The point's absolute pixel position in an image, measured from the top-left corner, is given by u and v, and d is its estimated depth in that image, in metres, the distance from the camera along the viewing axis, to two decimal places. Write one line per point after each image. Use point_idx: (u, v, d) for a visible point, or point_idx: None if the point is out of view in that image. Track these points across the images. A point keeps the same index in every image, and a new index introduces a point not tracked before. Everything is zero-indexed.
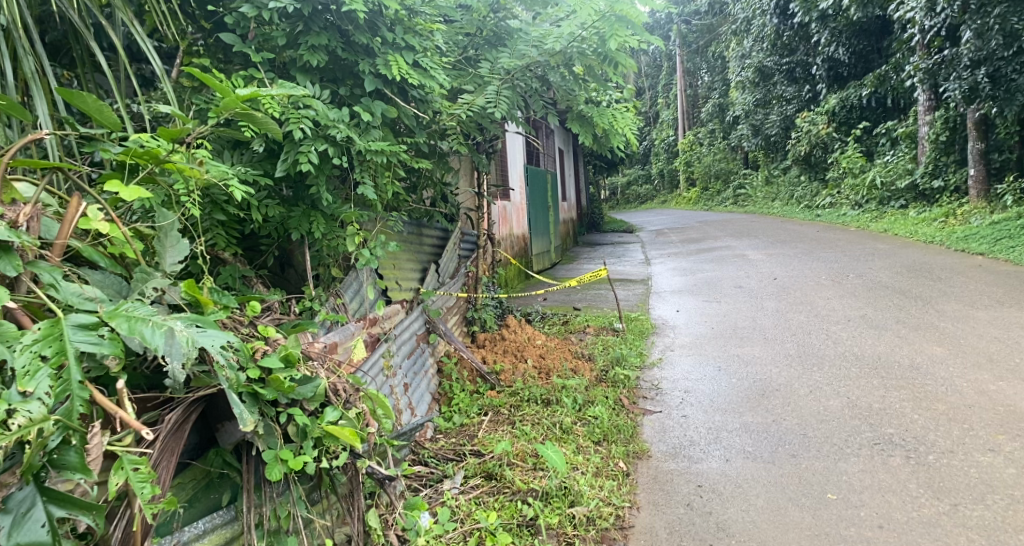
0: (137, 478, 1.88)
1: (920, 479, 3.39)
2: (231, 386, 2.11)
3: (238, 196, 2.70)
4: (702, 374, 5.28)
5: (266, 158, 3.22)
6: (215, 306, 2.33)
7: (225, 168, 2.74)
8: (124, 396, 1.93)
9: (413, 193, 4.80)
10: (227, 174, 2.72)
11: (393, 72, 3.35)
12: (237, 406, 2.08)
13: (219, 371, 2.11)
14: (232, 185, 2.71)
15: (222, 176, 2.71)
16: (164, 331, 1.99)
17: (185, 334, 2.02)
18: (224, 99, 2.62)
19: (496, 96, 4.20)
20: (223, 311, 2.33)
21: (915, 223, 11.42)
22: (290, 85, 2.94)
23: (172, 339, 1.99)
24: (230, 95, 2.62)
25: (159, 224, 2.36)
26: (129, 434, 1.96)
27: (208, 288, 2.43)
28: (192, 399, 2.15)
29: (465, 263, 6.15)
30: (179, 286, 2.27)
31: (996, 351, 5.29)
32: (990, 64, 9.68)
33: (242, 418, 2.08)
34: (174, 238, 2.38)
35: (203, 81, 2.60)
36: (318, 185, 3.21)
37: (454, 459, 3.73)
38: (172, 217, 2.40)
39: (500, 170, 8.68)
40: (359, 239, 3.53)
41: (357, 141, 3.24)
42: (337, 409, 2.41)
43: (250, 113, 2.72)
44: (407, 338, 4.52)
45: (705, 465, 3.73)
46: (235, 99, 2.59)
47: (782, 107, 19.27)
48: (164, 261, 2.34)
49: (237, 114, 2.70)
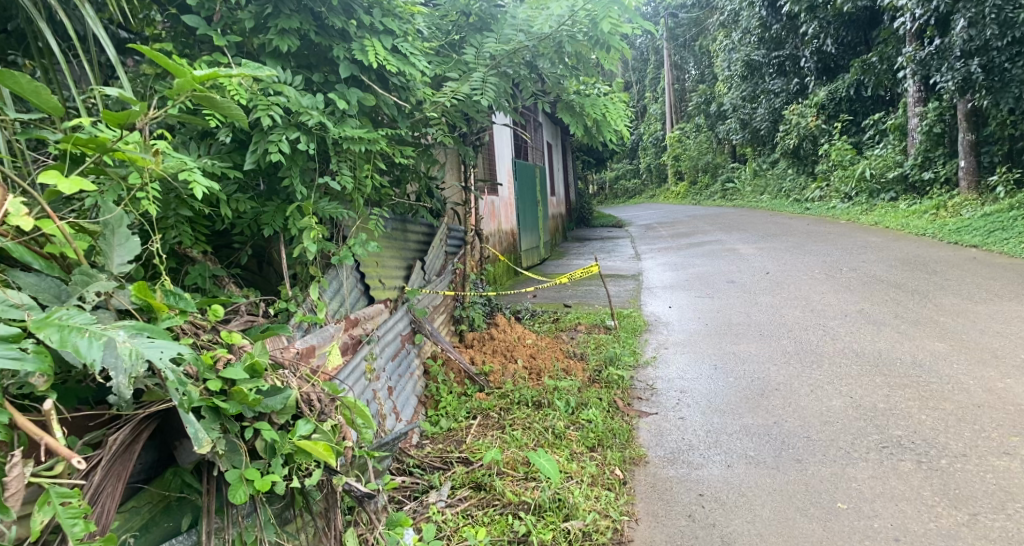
0: (67, 514, 1.71)
1: (934, 486, 3.22)
2: (186, 401, 1.90)
3: (201, 191, 2.48)
4: (697, 373, 5.10)
5: (234, 149, 2.99)
6: (170, 311, 2.12)
7: (187, 159, 2.52)
8: (53, 420, 1.73)
9: (397, 187, 4.58)
10: (189, 166, 2.50)
11: (371, 57, 3.14)
12: (193, 425, 1.87)
13: (174, 384, 1.89)
14: (194, 178, 2.49)
15: (182, 167, 2.48)
16: (103, 342, 1.79)
17: (129, 345, 1.82)
18: (178, 80, 2.37)
19: (482, 83, 4.00)
20: (178, 317, 2.12)
21: (906, 215, 11.31)
22: (255, 66, 2.75)
23: (114, 351, 1.79)
24: (187, 77, 2.37)
25: (104, 220, 2.14)
26: (60, 462, 1.75)
27: (164, 290, 2.21)
28: (143, 416, 1.96)
29: (452, 260, 5.93)
30: (129, 289, 2.06)
31: (1000, 346, 5.14)
32: (982, 54, 9.54)
33: (198, 439, 1.86)
34: (122, 236, 2.16)
35: (155, 59, 2.35)
36: (291, 177, 3.00)
37: (441, 468, 3.54)
38: (120, 212, 2.18)
39: (487, 164, 8.45)
40: (314, 233, 3.14)
41: (331, 128, 3.04)
42: (310, 422, 2.19)
43: (208, 96, 2.48)
44: (392, 339, 4.31)
45: (706, 471, 3.54)
46: (190, 80, 2.35)
47: (770, 101, 18.99)
48: (111, 261, 2.12)
49: (196, 97, 2.47)
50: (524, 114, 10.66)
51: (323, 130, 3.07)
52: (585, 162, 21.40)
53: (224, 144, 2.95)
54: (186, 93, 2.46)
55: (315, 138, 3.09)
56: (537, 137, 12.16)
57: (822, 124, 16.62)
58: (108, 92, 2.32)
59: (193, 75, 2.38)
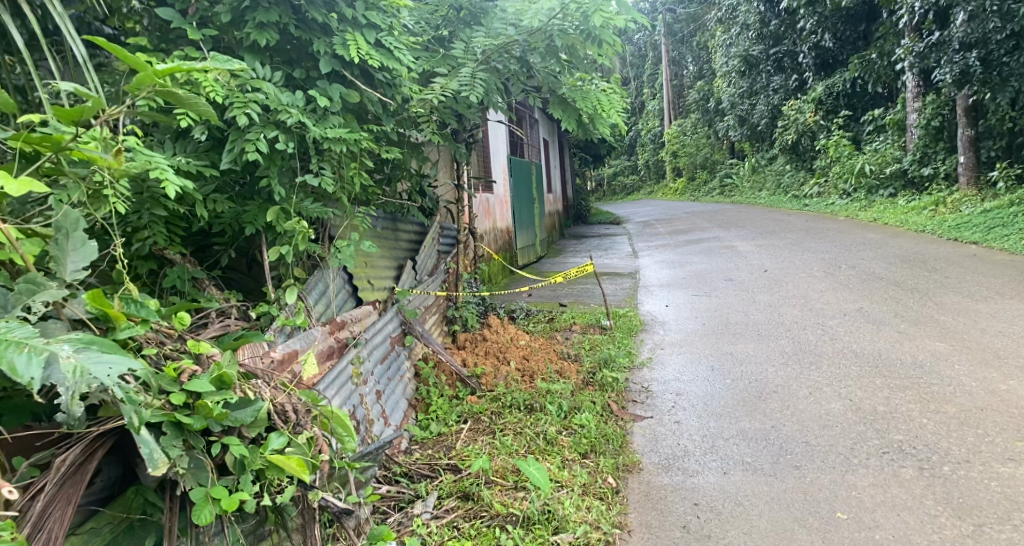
0: None
1: (936, 494, 3.12)
2: (142, 418, 1.81)
3: (173, 190, 2.38)
4: (694, 374, 4.99)
5: (210, 147, 2.87)
6: (129, 323, 2.02)
7: (157, 157, 2.41)
8: None
9: (386, 186, 4.47)
10: (160, 164, 2.39)
11: (352, 52, 3.02)
12: (148, 445, 1.81)
13: (129, 400, 1.80)
14: (166, 176, 2.38)
15: (151, 166, 2.36)
16: (43, 358, 1.71)
17: (73, 361, 1.73)
18: (138, 74, 2.27)
19: (471, 79, 3.88)
20: (138, 327, 2.03)
21: (905, 212, 11.21)
22: (225, 59, 2.64)
23: (55, 367, 1.70)
24: (146, 70, 2.27)
25: (56, 223, 2.05)
26: None
27: (124, 299, 2.11)
28: (96, 434, 1.90)
29: (445, 259, 5.81)
30: (83, 297, 1.98)
31: (1003, 346, 5.04)
32: (981, 47, 9.42)
33: (153, 459, 1.81)
34: (77, 240, 2.08)
35: (113, 53, 2.23)
36: (271, 177, 2.89)
37: (429, 476, 3.43)
38: (74, 214, 2.09)
39: (481, 161, 8.33)
40: (304, 235, 3.03)
41: (312, 127, 2.92)
42: (283, 435, 2.09)
43: (170, 91, 2.37)
44: (381, 341, 4.19)
45: (701, 479, 3.44)
46: (150, 74, 2.25)
47: (770, 98, 18.72)
48: (64, 268, 2.05)
49: (158, 93, 2.35)
50: (519, 110, 10.54)
51: (303, 128, 2.96)
52: (582, 158, 21.28)
53: (200, 142, 2.83)
54: (148, 88, 2.34)
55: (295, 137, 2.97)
56: (533, 134, 12.04)
57: (821, 120, 16.51)
58: (62, 88, 2.22)
59: (153, 70, 2.28)
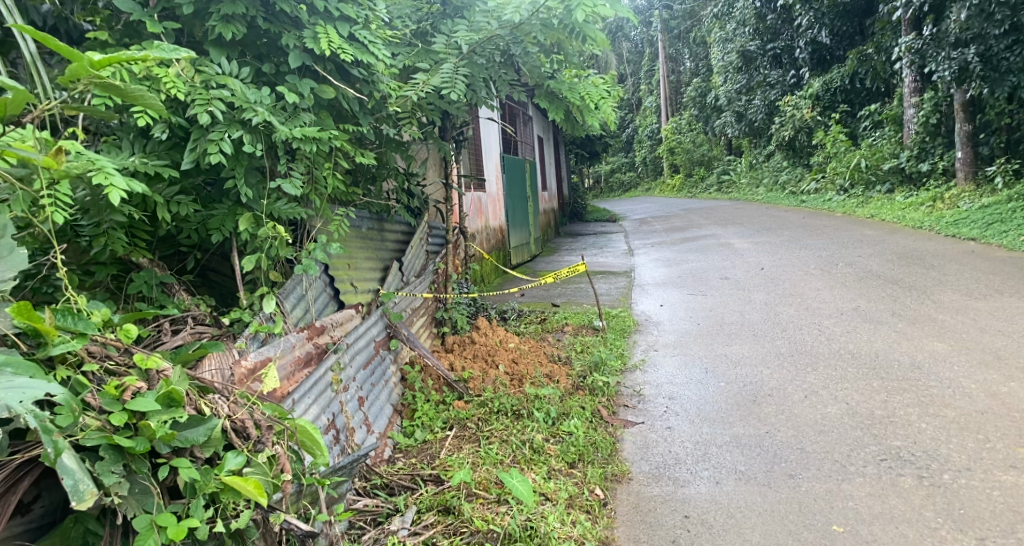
0: None
1: (937, 505, 2.99)
2: (60, 448, 1.72)
3: (116, 195, 2.23)
4: (687, 377, 4.86)
5: (170, 145, 2.71)
6: (62, 338, 1.97)
7: (103, 160, 2.28)
8: None
9: (369, 185, 4.33)
10: (105, 166, 2.27)
11: (323, 45, 2.88)
12: (72, 476, 1.74)
13: (43, 430, 1.72)
14: (110, 181, 2.25)
15: (95, 167, 2.25)
16: None
17: None
18: (73, 65, 2.20)
19: (452, 74, 3.73)
20: (72, 344, 1.97)
21: (903, 208, 11.08)
22: (168, 48, 2.48)
23: None
24: (81, 62, 2.20)
25: None
26: None
27: (54, 312, 2.04)
28: (25, 461, 1.83)
29: (434, 260, 5.67)
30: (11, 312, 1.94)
31: (1003, 346, 4.92)
32: (979, 42, 9.30)
33: (77, 491, 1.73)
34: (6, 247, 2.03)
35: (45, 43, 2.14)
36: (236, 179, 2.74)
37: (410, 489, 3.31)
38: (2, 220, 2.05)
39: (472, 159, 8.21)
40: (277, 239, 2.89)
41: (279, 126, 2.76)
42: (240, 455, 2.06)
43: (108, 83, 2.27)
44: (365, 346, 4.02)
45: (692, 489, 3.31)
46: (85, 64, 2.19)
47: (765, 93, 18.72)
48: None
49: (95, 84, 2.28)
50: (512, 108, 10.40)
51: (271, 126, 2.80)
52: (578, 156, 21.12)
53: (159, 140, 2.68)
54: (85, 79, 2.28)
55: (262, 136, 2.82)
56: (527, 131, 11.91)
57: (818, 116, 16.39)
58: None
59: (89, 59, 2.20)
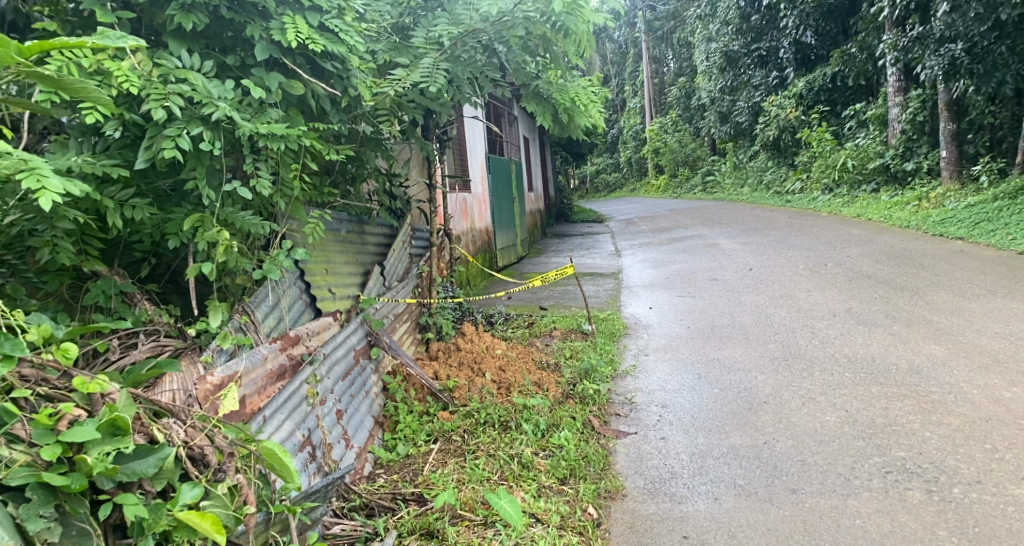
0: None
1: (950, 523, 2.86)
2: None
3: (47, 199, 2.04)
4: (680, 383, 4.69)
5: (123, 144, 2.50)
6: None
7: (38, 161, 2.10)
8: None
9: (348, 187, 4.13)
10: (39, 168, 2.09)
11: (290, 36, 2.69)
12: None
13: None
14: (42, 184, 2.06)
15: (28, 169, 2.07)
16: None
17: None
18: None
19: (431, 69, 3.53)
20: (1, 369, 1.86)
21: (889, 207, 11.00)
22: (114, 35, 2.28)
23: None
24: (8, 48, 2.00)
25: None
26: None
27: None
28: None
29: (417, 263, 5.46)
30: None
31: (1002, 349, 4.78)
32: (965, 39, 9.15)
33: None
34: None
35: None
36: (196, 179, 2.52)
37: (391, 510, 3.12)
38: None
39: (456, 159, 8.02)
40: (223, 247, 2.63)
41: (242, 122, 2.55)
42: (196, 487, 1.96)
43: (41, 73, 2.05)
44: (344, 356, 3.78)
45: (689, 506, 3.15)
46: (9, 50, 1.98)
47: (749, 93, 18.66)
48: None
49: (26, 73, 2.05)
50: (496, 108, 10.22)
51: (234, 123, 2.61)
52: (564, 156, 20.93)
53: (111, 139, 2.47)
54: (14, 68, 2.06)
55: (224, 132, 2.62)
56: (512, 131, 11.72)
57: (801, 115, 16.34)
58: None
59: (16, 46, 2.00)
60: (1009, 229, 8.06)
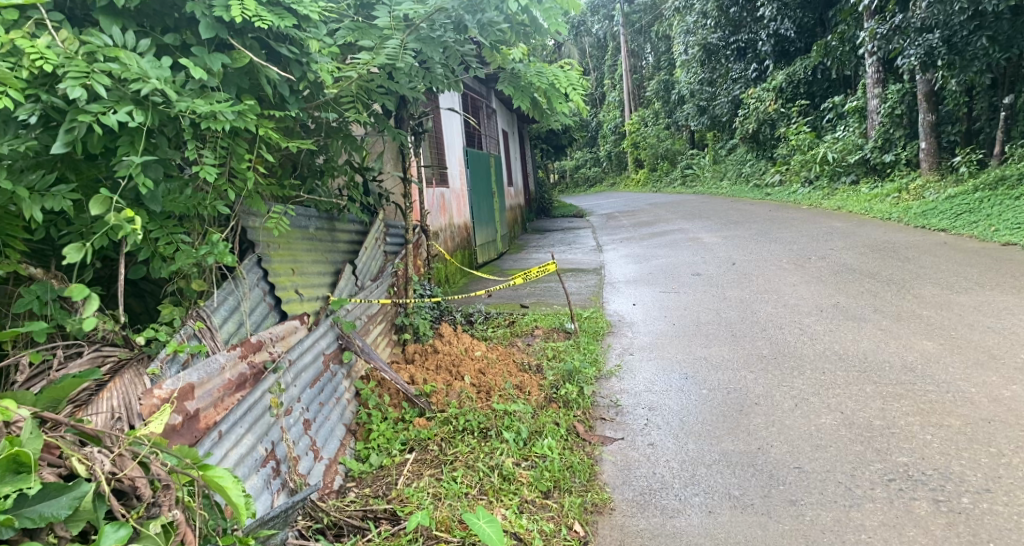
0: None
1: (961, 537, 2.70)
2: None
3: None
4: (666, 385, 4.47)
5: (44, 130, 2.28)
6: None
7: None
8: None
9: (315, 181, 3.90)
10: None
11: (234, 13, 2.45)
12: None
13: None
14: None
15: None
16: None
17: None
18: None
19: (398, 52, 3.28)
20: None
21: (869, 200, 10.86)
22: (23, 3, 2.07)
23: None
24: None
25: None
26: None
27: None
28: None
29: (391, 261, 5.20)
30: None
31: (996, 345, 4.62)
32: (944, 28, 8.96)
33: None
34: None
35: None
36: (129, 161, 2.29)
37: (361, 530, 2.89)
38: None
39: (433, 152, 7.77)
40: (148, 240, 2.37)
41: (177, 101, 2.33)
42: (121, 528, 1.76)
43: None
44: (312, 361, 3.51)
45: (682, 520, 2.96)
46: None
47: (729, 87, 18.50)
48: None
49: None
50: (473, 101, 9.97)
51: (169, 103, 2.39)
52: (544, 150, 20.68)
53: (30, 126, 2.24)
54: None
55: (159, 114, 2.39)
56: (490, 125, 11.46)
57: (781, 108, 16.21)
58: None
59: None
60: (993, 221, 7.94)
